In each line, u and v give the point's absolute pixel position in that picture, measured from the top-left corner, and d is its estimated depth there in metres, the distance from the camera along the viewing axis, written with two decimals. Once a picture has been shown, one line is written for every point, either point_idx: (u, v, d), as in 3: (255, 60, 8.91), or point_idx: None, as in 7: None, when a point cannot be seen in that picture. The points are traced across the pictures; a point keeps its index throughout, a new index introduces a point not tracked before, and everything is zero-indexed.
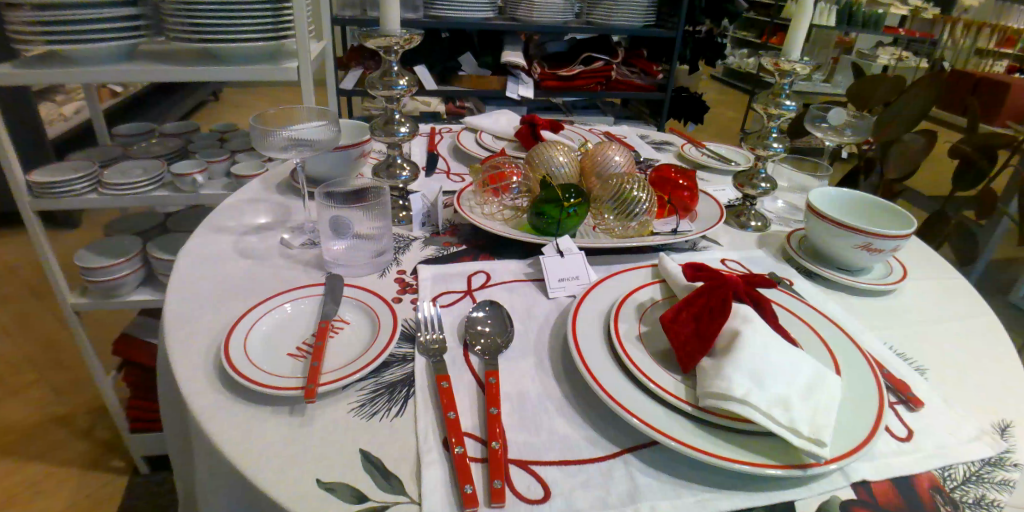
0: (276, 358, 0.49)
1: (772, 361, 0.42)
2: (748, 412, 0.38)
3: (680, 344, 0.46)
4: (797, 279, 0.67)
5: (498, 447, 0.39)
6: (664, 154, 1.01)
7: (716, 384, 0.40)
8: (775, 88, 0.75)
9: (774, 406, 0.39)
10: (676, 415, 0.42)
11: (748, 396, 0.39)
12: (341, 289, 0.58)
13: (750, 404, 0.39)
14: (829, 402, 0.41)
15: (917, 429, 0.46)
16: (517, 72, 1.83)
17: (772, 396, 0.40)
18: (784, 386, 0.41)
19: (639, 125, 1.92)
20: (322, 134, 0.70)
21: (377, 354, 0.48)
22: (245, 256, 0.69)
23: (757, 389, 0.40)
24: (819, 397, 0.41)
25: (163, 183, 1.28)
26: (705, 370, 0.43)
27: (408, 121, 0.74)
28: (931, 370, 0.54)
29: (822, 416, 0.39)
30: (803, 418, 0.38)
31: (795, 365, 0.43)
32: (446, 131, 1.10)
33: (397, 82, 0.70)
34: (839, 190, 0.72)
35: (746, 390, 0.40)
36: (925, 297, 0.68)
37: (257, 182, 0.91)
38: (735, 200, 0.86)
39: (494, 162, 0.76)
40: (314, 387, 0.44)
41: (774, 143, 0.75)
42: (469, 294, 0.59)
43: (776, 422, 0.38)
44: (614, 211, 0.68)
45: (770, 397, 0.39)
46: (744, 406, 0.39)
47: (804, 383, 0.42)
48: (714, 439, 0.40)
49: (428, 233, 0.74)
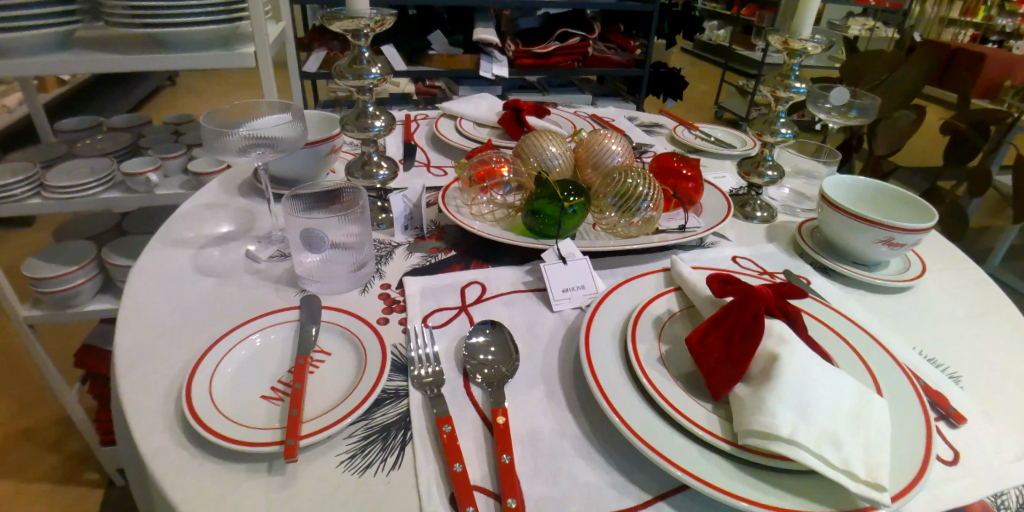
0: (250, 403, 0.42)
1: (816, 389, 0.38)
2: (797, 454, 0.34)
3: (710, 369, 0.41)
4: (814, 277, 0.63)
5: (515, 505, 0.33)
6: (656, 137, 0.95)
7: (759, 420, 0.36)
8: (784, 68, 0.69)
9: (825, 445, 0.35)
10: (713, 455, 0.37)
11: (796, 434, 0.35)
12: (319, 313, 0.51)
13: (798, 444, 0.34)
14: (881, 433, 0.36)
15: (963, 450, 0.42)
16: (489, 50, 1.74)
17: (820, 432, 0.35)
18: (831, 418, 0.36)
19: (620, 103, 1.85)
20: (286, 131, 0.62)
21: (366, 394, 0.42)
22: (207, 275, 0.61)
23: (804, 425, 0.36)
24: (869, 429, 0.36)
25: (116, 184, 1.16)
26: (741, 401, 0.38)
27: (383, 114, 0.65)
28: (965, 378, 0.51)
29: (876, 452, 0.35)
30: (857, 457, 0.34)
31: (839, 391, 0.39)
32: (423, 118, 1.01)
33: (369, 70, 0.62)
34: (853, 178, 0.71)
35: (793, 427, 0.35)
36: (941, 293, 0.65)
37: (216, 185, 0.82)
38: (737, 188, 0.81)
39: (480, 154, 0.68)
40: (295, 442, 0.38)
41: (783, 128, 0.70)
42: (463, 310, 0.52)
43: (828, 464, 0.34)
44: (616, 208, 0.62)
45: (818, 434, 0.35)
46: (793, 446, 0.34)
47: (848, 411, 0.37)
48: (758, 482, 0.35)
49: (412, 237, 0.65)
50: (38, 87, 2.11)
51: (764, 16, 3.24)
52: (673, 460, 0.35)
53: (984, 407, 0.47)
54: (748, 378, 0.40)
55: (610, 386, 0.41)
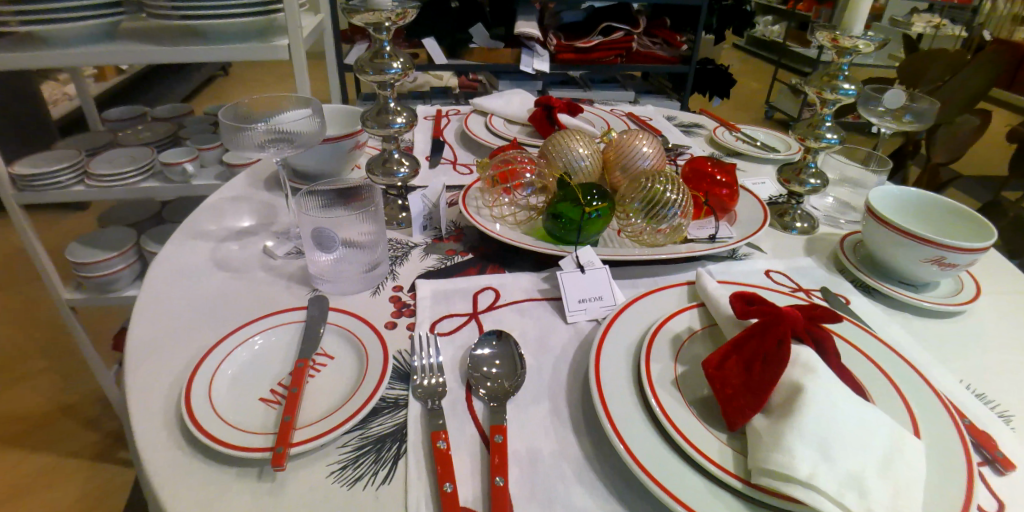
0: (249, 404, 0.42)
1: (844, 425, 0.35)
2: (815, 500, 0.31)
3: (731, 399, 0.38)
4: (854, 297, 0.59)
5: None
6: (694, 138, 0.89)
7: (775, 458, 0.33)
8: (831, 68, 0.64)
9: (848, 492, 0.31)
10: (723, 492, 0.34)
11: (815, 477, 0.32)
12: (324, 315, 0.50)
13: (817, 488, 0.31)
14: (913, 480, 0.33)
15: (1008, 500, 0.37)
16: (531, 44, 1.67)
17: (845, 478, 0.32)
18: (858, 461, 0.33)
19: (660, 101, 1.78)
20: (303, 127, 0.61)
21: (362, 402, 0.41)
22: (224, 270, 0.61)
23: (826, 467, 0.32)
24: (900, 475, 0.33)
25: (153, 172, 1.20)
26: (758, 435, 0.35)
27: (404, 110, 0.62)
28: (1018, 417, 0.46)
29: (906, 502, 0.31)
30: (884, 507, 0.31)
31: (870, 428, 0.35)
32: (454, 114, 0.93)
33: (390, 65, 0.60)
34: (903, 190, 0.65)
35: (812, 468, 0.32)
36: (1000, 321, 0.59)
37: (243, 178, 0.82)
38: (778, 196, 0.76)
39: (502, 153, 0.63)
40: (284, 450, 0.37)
41: (828, 133, 0.65)
42: (474, 318, 0.50)
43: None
44: (642, 215, 0.58)
45: (842, 479, 0.32)
46: (812, 491, 0.31)
47: (879, 455, 0.34)
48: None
49: (430, 238, 0.63)
50: (97, 75, 2.22)
51: (819, 11, 3.04)
52: (677, 495, 0.33)
53: None
54: (768, 410, 0.37)
55: (617, 409, 0.38)
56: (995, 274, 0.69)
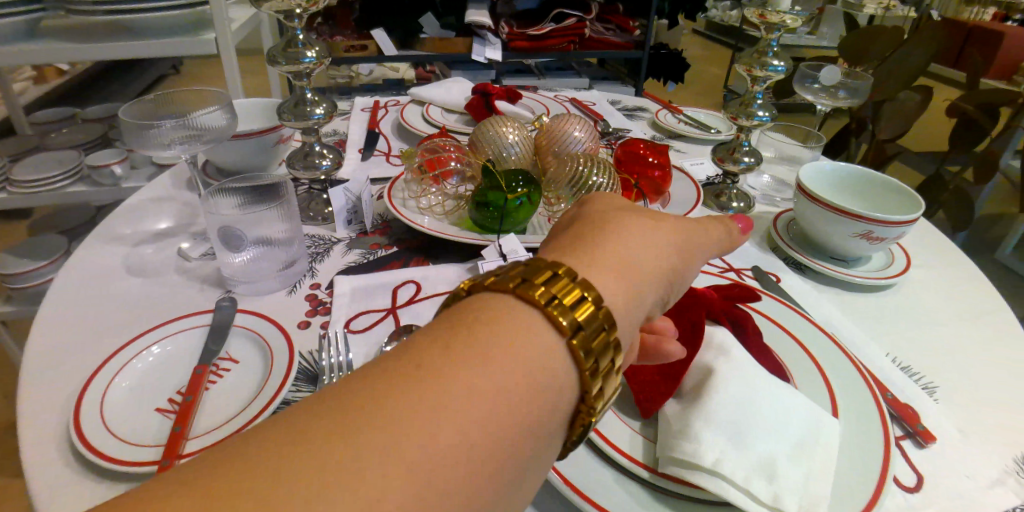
0: (143, 415, 0.39)
1: (757, 409, 0.34)
2: (721, 488, 0.30)
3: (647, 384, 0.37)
4: (786, 275, 0.59)
5: None
6: (636, 122, 0.89)
7: (681, 445, 0.32)
8: (760, 45, 0.63)
9: (754, 478, 0.31)
10: (632, 484, 0.32)
11: (719, 462, 0.31)
12: (230, 318, 0.48)
13: (723, 475, 0.31)
14: (825, 462, 0.32)
15: (927, 474, 0.38)
16: (483, 32, 1.63)
17: (753, 463, 0.31)
18: (769, 444, 0.32)
19: (615, 87, 1.77)
20: (213, 122, 0.57)
21: (259, 407, 0.39)
22: (135, 274, 0.57)
23: (734, 453, 0.32)
24: (812, 456, 0.32)
25: (82, 176, 1.13)
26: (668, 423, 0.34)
27: (323, 101, 0.59)
28: (942, 388, 0.46)
29: (814, 486, 0.30)
30: (791, 491, 0.30)
31: (784, 410, 0.34)
32: (393, 104, 0.89)
33: (304, 53, 0.56)
34: (837, 165, 0.65)
35: (717, 454, 0.31)
36: (926, 292, 0.59)
37: (165, 178, 0.78)
38: (714, 176, 0.76)
39: (429, 142, 0.61)
40: (170, 462, 0.34)
41: (760, 111, 0.64)
42: (391, 313, 0.48)
43: (756, 500, 0.30)
44: (571, 199, 0.56)
45: (751, 465, 0.31)
46: (718, 479, 0.31)
47: (792, 437, 0.33)
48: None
49: (355, 233, 0.60)
50: (33, 77, 2.10)
51: None
52: (583, 490, 0.31)
53: (963, 425, 0.42)
54: (681, 394, 0.36)
55: None
56: (927, 247, 0.70)
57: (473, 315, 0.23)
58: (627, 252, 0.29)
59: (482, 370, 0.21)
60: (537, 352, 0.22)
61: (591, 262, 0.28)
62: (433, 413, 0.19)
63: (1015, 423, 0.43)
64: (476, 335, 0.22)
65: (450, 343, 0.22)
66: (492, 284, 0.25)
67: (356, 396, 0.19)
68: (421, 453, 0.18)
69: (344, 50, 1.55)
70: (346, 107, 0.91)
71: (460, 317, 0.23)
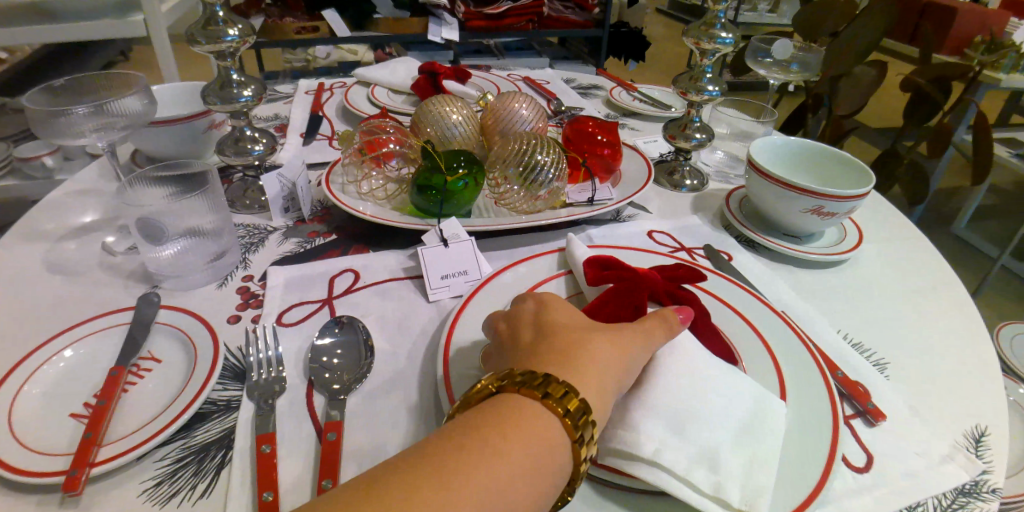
0: (52, 422, 0.36)
1: (702, 393, 0.33)
2: (661, 480, 0.29)
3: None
4: (738, 252, 0.58)
5: None
6: (592, 101, 0.87)
7: (619, 436, 0.31)
8: (709, 16, 0.62)
9: (697, 468, 0.30)
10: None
11: (659, 452, 0.30)
12: (153, 316, 0.45)
13: (663, 466, 0.30)
14: (771, 446, 0.31)
15: (877, 454, 0.37)
16: (438, 12, 1.56)
17: (694, 451, 0.30)
18: (712, 430, 0.32)
19: (576, 66, 1.75)
20: (129, 107, 0.54)
21: (182, 408, 0.36)
22: (53, 272, 0.53)
23: (676, 441, 0.31)
24: (757, 440, 0.31)
25: (11, 169, 1.07)
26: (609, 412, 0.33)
27: (251, 82, 0.56)
28: (892, 364, 0.46)
29: (759, 472, 0.30)
30: (734, 479, 0.29)
31: (728, 393, 0.34)
32: (339, 87, 0.86)
33: (226, 31, 0.53)
34: (786, 140, 0.65)
35: (658, 444, 0.30)
36: (876, 266, 0.60)
37: (92, 170, 0.73)
38: (667, 154, 0.76)
39: (368, 124, 0.58)
40: (80, 472, 0.31)
41: (709, 86, 0.63)
42: (327, 304, 0.46)
43: (698, 490, 0.29)
44: (516, 180, 0.54)
45: (693, 453, 0.30)
46: (658, 470, 0.30)
47: (738, 423, 0.32)
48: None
49: (292, 221, 0.58)
50: None
51: None
52: None
53: (908, 399, 0.43)
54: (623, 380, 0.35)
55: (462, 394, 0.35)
56: (877, 220, 0.71)
57: (503, 420, 0.26)
58: (621, 359, 0.32)
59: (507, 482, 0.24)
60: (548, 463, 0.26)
61: (590, 368, 0.30)
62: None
63: (958, 397, 0.43)
64: (508, 444, 0.25)
65: (487, 447, 0.25)
66: (517, 386, 0.28)
67: (404, 490, 0.22)
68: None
69: (294, 32, 1.48)
70: (289, 90, 0.87)
71: (489, 419, 0.26)
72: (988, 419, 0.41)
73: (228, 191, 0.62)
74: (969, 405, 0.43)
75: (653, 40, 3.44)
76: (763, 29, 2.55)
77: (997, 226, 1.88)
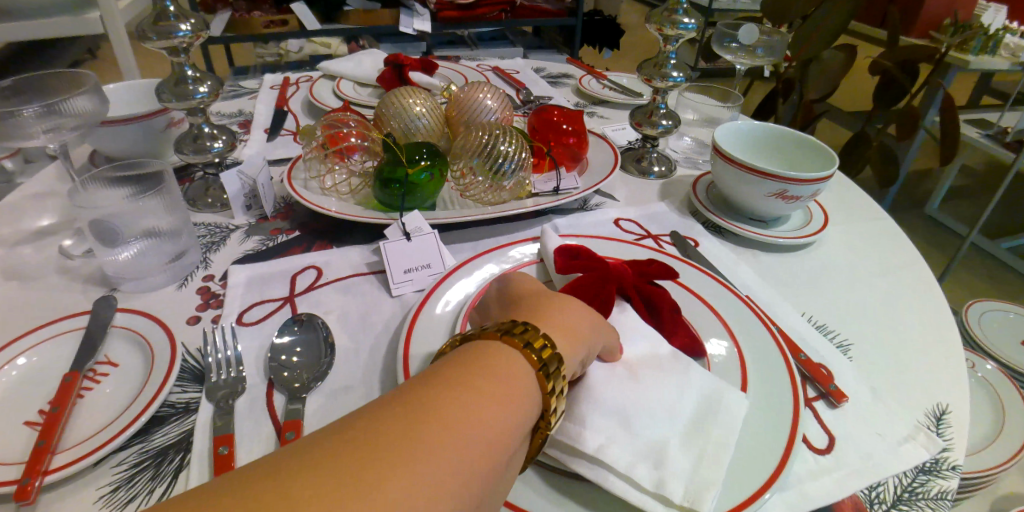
0: (5, 432, 0.35)
1: (655, 391, 0.34)
2: (601, 477, 0.30)
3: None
4: (704, 238, 0.59)
5: None
6: (561, 89, 0.87)
7: (566, 430, 0.31)
8: (671, 2, 0.62)
9: (639, 465, 0.30)
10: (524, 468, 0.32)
11: (601, 448, 0.30)
12: (109, 319, 0.44)
13: (605, 463, 0.30)
14: (723, 439, 0.32)
15: (839, 436, 0.38)
16: (410, 3, 1.53)
17: (642, 445, 0.31)
18: (660, 428, 0.32)
19: (551, 56, 1.74)
20: (79, 107, 0.52)
21: (139, 411, 0.36)
22: (7, 277, 0.52)
23: (622, 438, 0.31)
24: (707, 434, 0.32)
25: None
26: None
27: (207, 78, 0.55)
28: (855, 346, 0.47)
29: (708, 469, 0.30)
30: (678, 475, 0.29)
31: (678, 387, 0.34)
32: (305, 81, 0.85)
33: (177, 26, 0.52)
34: (750, 124, 0.65)
35: (602, 440, 0.31)
36: (840, 249, 0.61)
37: (49, 171, 0.71)
38: (635, 141, 0.76)
39: (329, 117, 0.57)
40: (32, 481, 0.31)
41: (674, 72, 0.64)
42: (288, 302, 0.45)
43: (640, 487, 0.30)
44: (480, 172, 0.54)
45: (639, 450, 0.31)
46: (598, 467, 0.30)
47: (688, 419, 0.33)
48: (579, 506, 0.30)
49: (255, 219, 0.58)
50: None
51: None
52: None
53: (870, 380, 0.44)
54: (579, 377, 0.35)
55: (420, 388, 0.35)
56: (843, 203, 0.72)
57: (472, 356, 0.26)
58: (580, 319, 0.33)
59: (481, 402, 0.23)
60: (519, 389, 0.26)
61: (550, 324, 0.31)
62: (456, 433, 0.22)
63: (916, 375, 0.45)
64: (482, 373, 0.25)
65: (461, 380, 0.24)
66: (481, 332, 0.29)
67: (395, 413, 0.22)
68: (437, 463, 0.20)
69: (262, 26, 1.45)
70: (254, 85, 0.85)
71: (461, 357, 0.26)
72: (945, 397, 0.43)
73: (188, 190, 0.61)
74: (927, 383, 0.44)
75: (629, 28, 3.45)
76: (737, 15, 2.56)
77: (967, 205, 1.92)
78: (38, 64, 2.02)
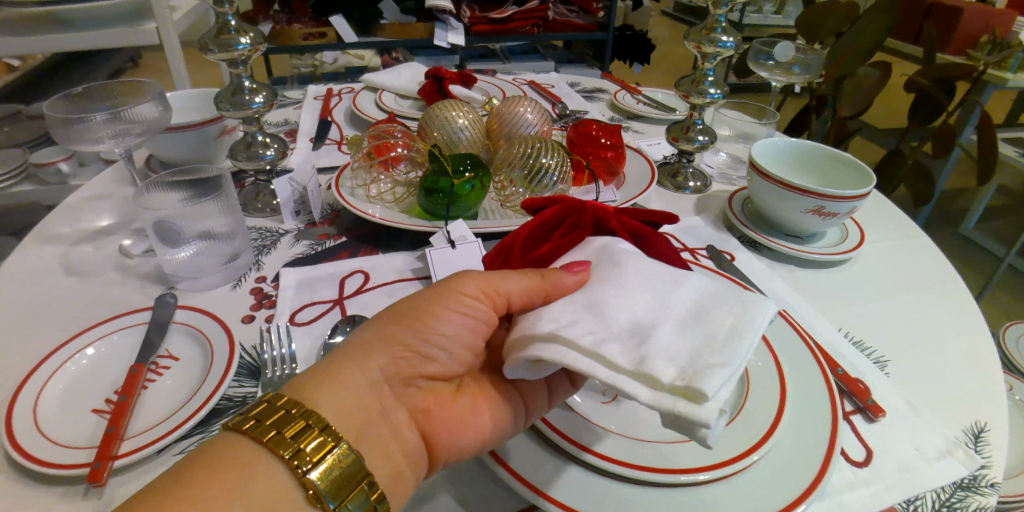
0: (76, 418, 0.37)
1: (645, 292, 0.33)
2: (559, 351, 0.29)
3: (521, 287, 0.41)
4: (739, 252, 0.60)
5: None
6: (595, 103, 0.89)
7: (523, 326, 0.32)
8: (709, 20, 0.63)
9: (611, 344, 0.29)
10: (543, 454, 0.33)
11: (560, 329, 0.30)
12: (169, 315, 0.46)
13: (562, 339, 0.29)
14: (734, 328, 0.29)
15: (876, 449, 0.38)
16: (445, 17, 1.58)
17: (623, 332, 0.30)
18: (638, 318, 0.31)
19: (581, 70, 1.76)
20: (145, 114, 0.55)
21: (200, 404, 0.37)
22: (71, 273, 0.55)
23: (593, 324, 0.31)
24: (709, 325, 0.30)
25: (30, 175, 1.12)
26: (607, 415, 0.36)
27: (263, 88, 0.58)
28: (893, 361, 0.47)
29: (711, 352, 0.27)
30: (665, 357, 0.27)
31: (656, 286, 0.34)
32: (347, 92, 0.88)
33: (237, 39, 0.54)
34: (786, 141, 0.66)
35: (561, 324, 0.31)
36: (878, 264, 0.61)
37: (107, 174, 0.75)
38: (670, 155, 0.77)
39: (376, 128, 0.60)
40: (103, 464, 0.33)
41: (710, 88, 0.65)
42: (338, 304, 0.47)
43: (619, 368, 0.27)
44: (521, 183, 0.55)
45: (615, 334, 0.30)
46: (554, 342, 0.30)
47: (687, 312, 0.32)
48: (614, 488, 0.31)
49: (303, 224, 0.60)
50: None
51: None
52: (528, 480, 0.31)
53: (907, 394, 0.43)
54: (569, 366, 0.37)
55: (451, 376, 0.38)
56: (880, 220, 0.71)
57: (211, 456, 0.26)
58: (357, 366, 0.33)
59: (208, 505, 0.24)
60: (244, 468, 0.26)
61: (329, 379, 0.32)
62: None
63: (952, 392, 0.44)
64: (223, 471, 0.25)
65: (163, 492, 0.24)
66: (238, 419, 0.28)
67: None
68: None
69: (301, 38, 1.49)
70: (298, 96, 0.88)
71: (192, 454, 0.26)
72: (987, 415, 0.42)
73: (241, 195, 0.64)
74: (965, 398, 0.43)
75: (658, 41, 3.45)
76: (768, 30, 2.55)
77: (1004, 226, 1.86)
78: (87, 71, 2.12)
